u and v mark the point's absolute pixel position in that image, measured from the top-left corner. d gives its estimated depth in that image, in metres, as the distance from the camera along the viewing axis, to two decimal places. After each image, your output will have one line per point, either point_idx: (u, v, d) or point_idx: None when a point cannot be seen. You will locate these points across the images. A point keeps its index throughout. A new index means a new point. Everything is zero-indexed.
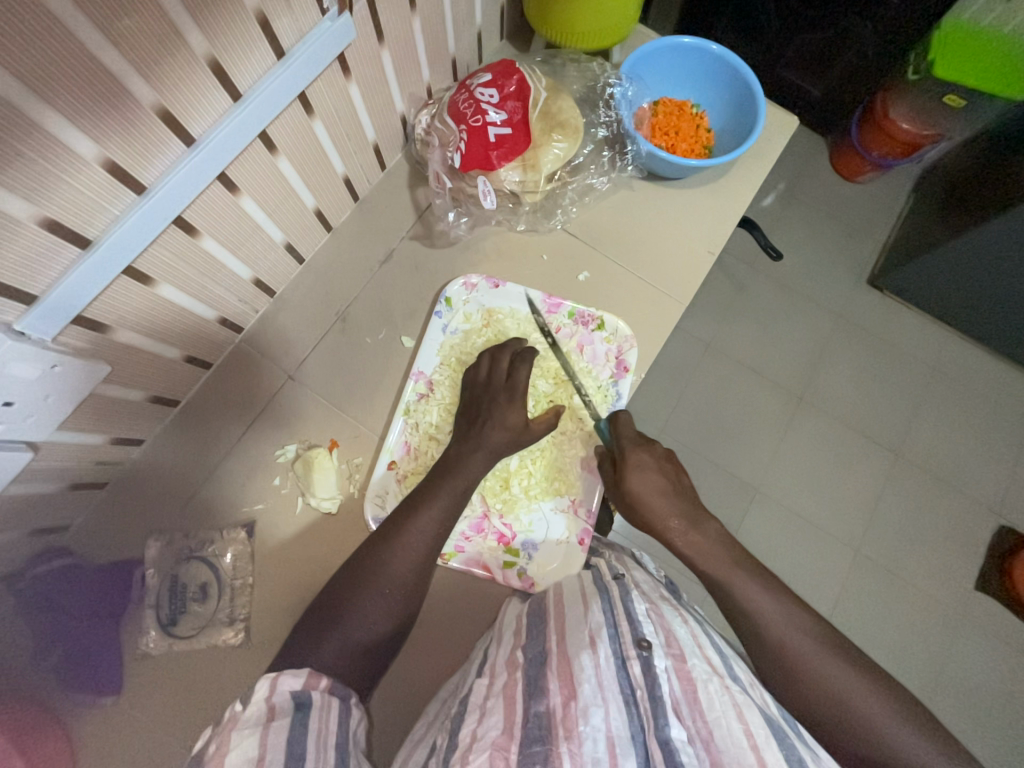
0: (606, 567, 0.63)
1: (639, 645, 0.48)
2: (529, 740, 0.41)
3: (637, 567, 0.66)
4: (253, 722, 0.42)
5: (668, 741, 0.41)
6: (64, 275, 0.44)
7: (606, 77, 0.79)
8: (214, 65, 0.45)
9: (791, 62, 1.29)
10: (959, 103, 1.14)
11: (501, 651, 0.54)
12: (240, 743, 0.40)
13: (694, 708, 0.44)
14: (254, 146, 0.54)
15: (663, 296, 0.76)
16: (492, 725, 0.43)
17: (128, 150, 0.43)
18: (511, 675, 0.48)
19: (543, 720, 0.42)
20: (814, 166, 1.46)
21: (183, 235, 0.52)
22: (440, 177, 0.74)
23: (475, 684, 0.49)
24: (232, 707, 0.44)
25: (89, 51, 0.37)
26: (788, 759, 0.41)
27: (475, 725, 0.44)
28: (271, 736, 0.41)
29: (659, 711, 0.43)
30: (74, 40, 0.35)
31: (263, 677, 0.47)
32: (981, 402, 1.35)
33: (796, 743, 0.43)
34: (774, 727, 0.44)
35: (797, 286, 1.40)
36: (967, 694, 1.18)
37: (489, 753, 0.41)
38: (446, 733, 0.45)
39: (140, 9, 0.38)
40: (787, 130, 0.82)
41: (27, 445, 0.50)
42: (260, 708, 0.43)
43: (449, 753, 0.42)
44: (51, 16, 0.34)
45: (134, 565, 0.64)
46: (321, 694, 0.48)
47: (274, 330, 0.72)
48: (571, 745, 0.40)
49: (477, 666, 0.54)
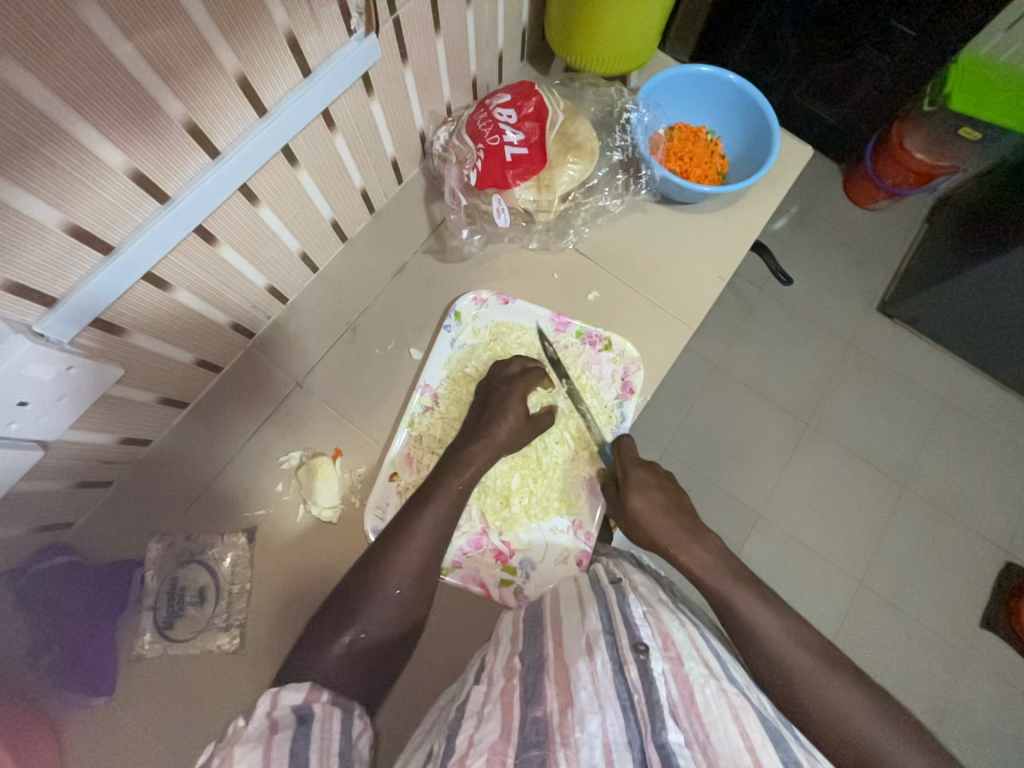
0: (603, 572, 0.62)
1: (636, 649, 0.48)
2: (526, 744, 0.41)
3: (636, 569, 0.65)
4: (256, 736, 0.40)
5: (665, 745, 0.41)
6: (85, 279, 0.45)
7: (623, 101, 0.80)
8: (242, 82, 0.46)
9: (808, 90, 1.30)
10: (974, 134, 1.15)
11: (497, 658, 0.53)
12: (247, 755, 0.38)
13: (691, 711, 0.43)
14: (277, 159, 0.55)
15: (672, 319, 0.76)
16: (489, 731, 0.43)
17: (154, 160, 0.44)
18: (508, 682, 0.47)
19: (540, 726, 0.42)
20: (828, 192, 1.47)
21: (203, 242, 0.53)
22: (456, 194, 0.75)
23: (471, 692, 0.48)
24: (235, 722, 0.42)
25: (121, 64, 0.38)
26: (785, 761, 0.40)
27: (473, 730, 0.43)
28: (276, 747, 0.40)
29: (656, 715, 0.43)
30: (108, 55, 0.37)
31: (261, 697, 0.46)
32: (990, 434, 1.33)
33: (792, 746, 0.42)
34: (771, 729, 0.43)
35: (807, 310, 1.40)
36: (972, 734, 1.15)
37: (485, 758, 0.40)
38: (443, 739, 0.44)
39: (170, 23, 0.39)
40: (800, 159, 0.82)
41: (38, 444, 0.51)
42: (264, 723, 0.42)
43: (447, 758, 0.42)
44: (86, 28, 0.35)
45: (134, 566, 0.64)
46: (323, 706, 0.47)
47: (285, 337, 0.72)
48: (568, 751, 0.40)
49: (474, 672, 0.53)
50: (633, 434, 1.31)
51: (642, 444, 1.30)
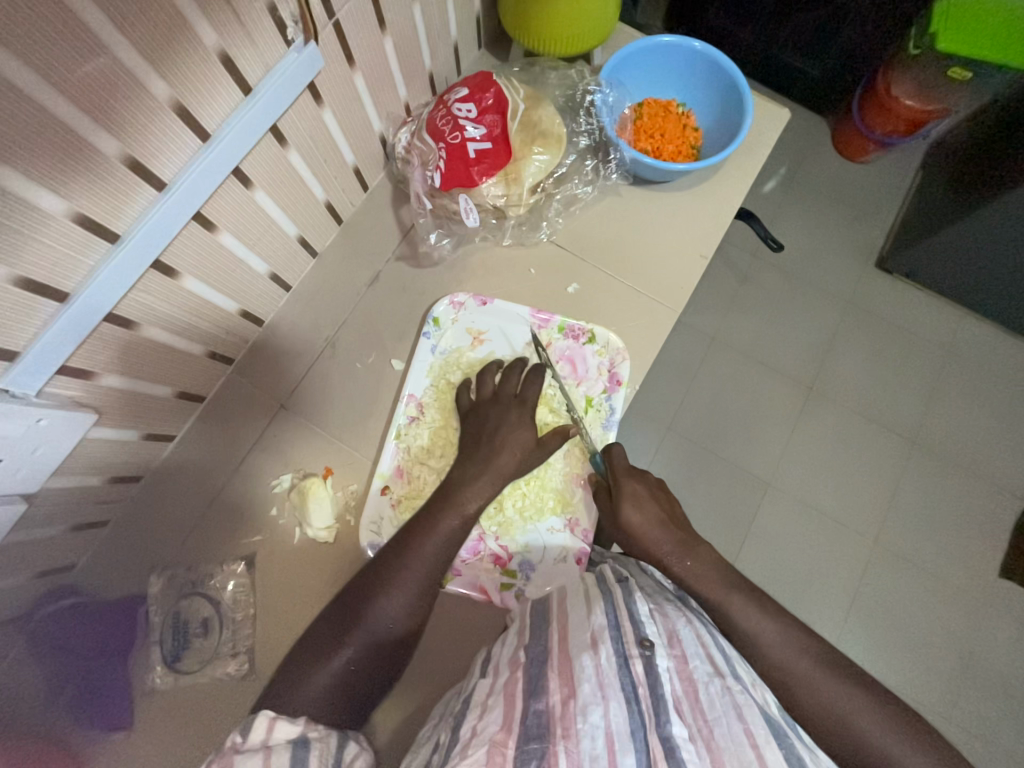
0: (611, 570, 0.62)
1: (642, 644, 0.48)
2: (527, 736, 0.40)
3: (640, 569, 0.63)
4: (253, 750, 0.41)
5: (669, 738, 0.41)
6: (44, 329, 0.44)
7: (585, 83, 0.77)
8: (179, 109, 0.45)
9: (786, 43, 1.26)
10: (964, 76, 1.11)
11: (504, 651, 0.53)
12: (243, 764, 0.39)
13: (696, 708, 0.44)
14: (230, 183, 0.54)
15: (655, 305, 0.75)
16: (492, 721, 0.42)
17: (97, 201, 0.43)
18: (512, 674, 0.47)
19: (543, 718, 0.41)
20: (815, 149, 1.42)
21: (163, 277, 0.52)
22: (421, 197, 0.73)
23: (477, 683, 0.49)
24: (232, 738, 0.43)
25: (44, 108, 0.36)
26: (789, 758, 0.41)
27: (476, 720, 0.43)
28: (272, 766, 0.39)
29: (660, 709, 0.42)
30: (26, 99, 0.35)
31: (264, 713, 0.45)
32: (998, 384, 1.31)
33: (796, 745, 0.43)
34: (774, 726, 0.43)
35: (801, 274, 1.37)
36: (994, 687, 1.15)
37: (486, 748, 0.40)
38: (448, 729, 0.45)
39: (89, 58, 0.37)
40: (776, 124, 0.79)
41: (23, 496, 0.51)
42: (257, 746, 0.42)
43: (451, 748, 0.41)
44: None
45: (138, 602, 0.65)
46: (320, 738, 0.45)
47: (265, 358, 0.72)
48: (568, 742, 0.39)
49: (480, 664, 0.53)
50: (632, 417, 1.30)
51: (643, 427, 1.29)
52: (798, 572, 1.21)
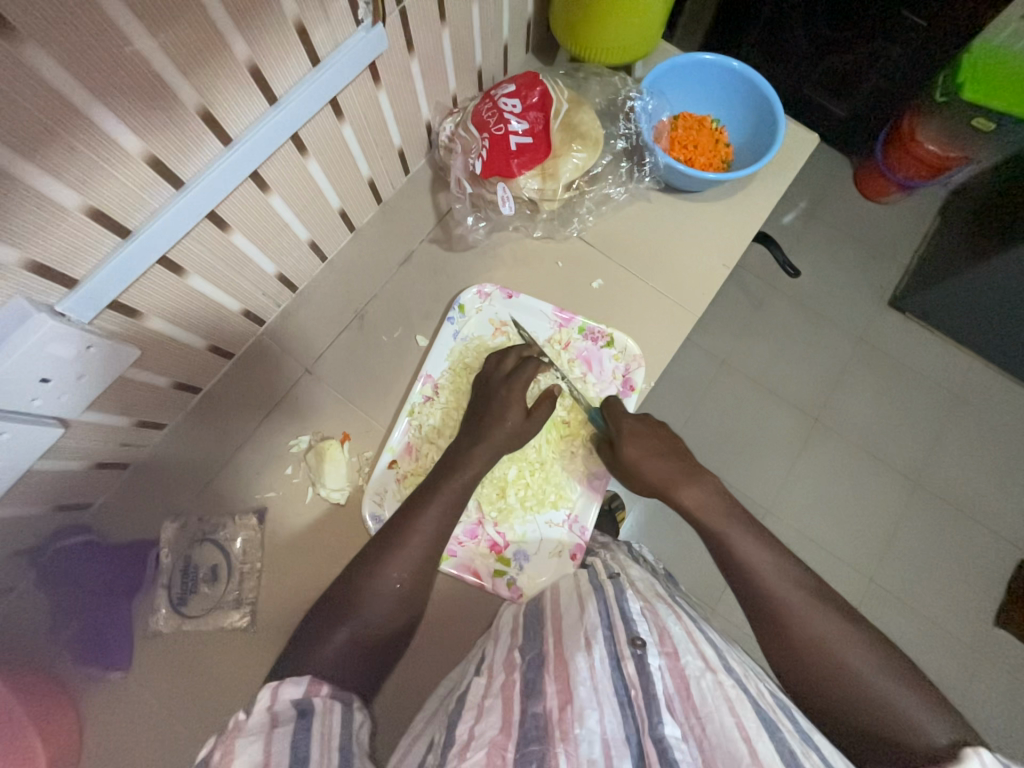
0: (601, 565, 0.64)
1: (633, 643, 0.48)
2: (526, 739, 0.40)
3: (633, 564, 0.66)
4: (256, 729, 0.40)
5: (662, 738, 0.40)
6: (104, 261, 0.47)
7: (628, 90, 0.80)
8: (253, 70, 0.48)
9: (817, 81, 1.30)
10: (988, 126, 1.12)
11: (499, 651, 0.53)
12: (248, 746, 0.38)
13: (688, 704, 0.43)
14: (286, 147, 0.57)
15: (676, 306, 0.77)
16: (490, 724, 0.42)
17: (169, 146, 0.46)
18: (511, 675, 0.48)
19: (540, 721, 0.41)
20: (838, 184, 1.46)
21: (215, 229, 0.55)
22: (461, 183, 0.76)
23: (473, 683, 0.49)
24: (236, 716, 0.42)
25: (142, 57, 0.39)
26: (780, 751, 0.39)
27: (473, 724, 0.42)
28: (276, 741, 0.39)
29: (652, 709, 0.43)
30: (131, 48, 0.38)
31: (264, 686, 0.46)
32: (1005, 430, 1.31)
33: (788, 738, 0.41)
34: (765, 718, 0.42)
35: (816, 303, 1.39)
36: (985, 734, 1.13)
37: (486, 750, 0.39)
38: (448, 725, 0.44)
39: (189, 19, 0.40)
40: (805, 147, 0.82)
41: (58, 421, 0.52)
42: (259, 723, 0.41)
43: (446, 751, 0.41)
44: (111, 22, 0.36)
45: (150, 546, 0.66)
46: (322, 700, 0.47)
47: (295, 325, 0.74)
48: (567, 745, 0.39)
49: (476, 664, 0.54)
50: None
51: None
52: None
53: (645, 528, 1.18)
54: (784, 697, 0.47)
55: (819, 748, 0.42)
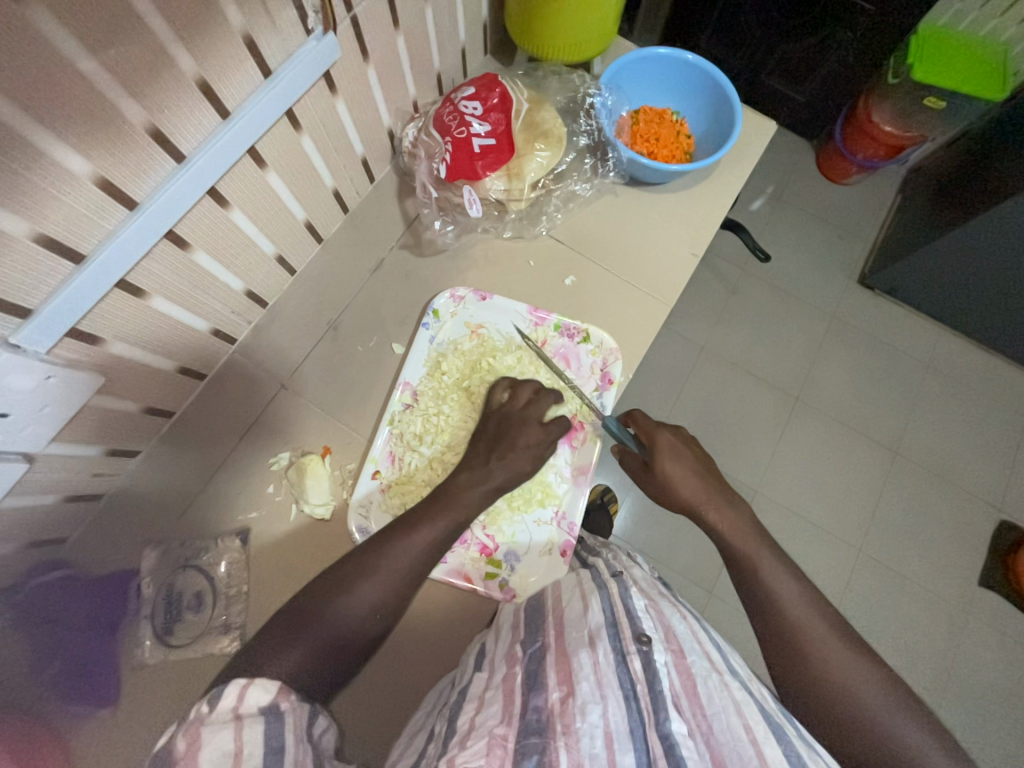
0: (603, 566, 0.62)
1: (639, 640, 0.48)
2: (526, 731, 0.40)
3: (634, 564, 0.65)
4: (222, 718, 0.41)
5: (669, 735, 0.40)
6: (59, 288, 0.45)
7: (586, 87, 0.81)
8: (203, 86, 0.47)
9: (774, 70, 1.33)
10: (940, 104, 1.18)
11: (498, 646, 0.53)
12: (213, 740, 0.40)
13: (696, 702, 0.44)
14: (244, 160, 0.56)
15: (649, 298, 0.78)
16: (491, 715, 0.42)
17: (120, 166, 0.45)
18: (510, 669, 0.47)
19: (542, 715, 0.41)
20: (801, 169, 1.49)
21: (175, 247, 0.54)
22: (427, 187, 0.76)
23: (475, 675, 0.48)
24: (200, 705, 0.42)
25: (84, 77, 0.39)
26: (788, 755, 0.40)
27: (474, 714, 0.43)
28: (248, 732, 0.41)
29: (659, 705, 0.42)
30: (72, 69, 0.38)
31: (237, 679, 0.45)
32: (975, 397, 1.36)
33: (795, 740, 0.43)
34: (771, 721, 0.43)
35: (788, 287, 1.42)
36: (976, 693, 1.17)
37: (486, 741, 0.39)
38: (445, 722, 0.44)
39: (135, 37, 0.40)
40: (764, 134, 0.84)
41: (22, 457, 0.51)
42: (227, 715, 0.42)
43: (448, 739, 0.41)
44: (47, 41, 0.35)
45: (130, 577, 0.64)
46: (294, 701, 0.46)
47: (267, 341, 0.73)
48: (568, 740, 0.39)
49: (475, 660, 0.53)
50: None
51: None
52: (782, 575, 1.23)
53: (638, 520, 1.19)
54: (783, 707, 0.47)
55: (823, 758, 0.44)
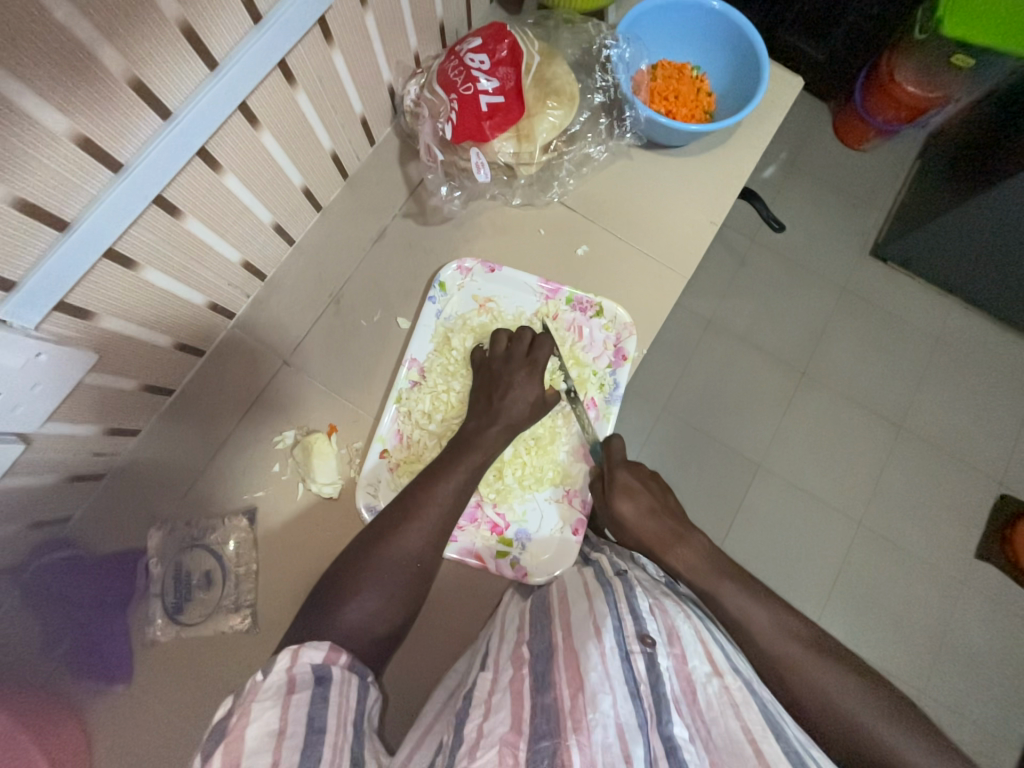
0: (607, 562, 0.62)
1: (643, 640, 0.47)
2: (537, 736, 0.39)
3: (637, 564, 0.63)
4: (273, 692, 0.42)
5: (671, 738, 0.40)
6: (43, 258, 0.42)
7: (602, 38, 0.75)
8: (188, 32, 0.43)
9: (795, 24, 1.25)
10: (966, 64, 1.10)
11: (504, 647, 0.52)
12: (261, 715, 0.40)
13: (694, 707, 0.43)
14: (235, 118, 0.51)
15: (665, 270, 0.74)
16: (500, 721, 0.41)
17: (101, 124, 0.41)
18: (517, 671, 0.46)
19: (551, 713, 0.41)
20: (819, 132, 1.42)
21: (165, 214, 0.50)
22: (432, 151, 0.71)
23: (478, 680, 0.48)
24: (254, 676, 0.44)
25: (64, 28, 0.35)
26: (787, 752, 0.40)
27: (481, 721, 0.42)
28: (292, 710, 0.41)
29: (661, 707, 0.42)
30: (46, 14, 0.34)
31: (283, 649, 0.48)
32: (985, 371, 1.34)
33: (794, 740, 0.42)
34: (771, 720, 0.43)
35: (800, 258, 1.37)
36: (969, 661, 1.20)
37: (497, 749, 0.39)
38: (451, 731, 0.44)
39: None
40: (789, 91, 0.79)
41: (19, 436, 0.49)
42: (279, 686, 0.43)
43: (456, 751, 0.40)
44: None
45: (137, 555, 0.63)
46: (341, 669, 0.48)
47: (267, 315, 0.70)
48: (580, 736, 0.39)
49: (479, 661, 0.53)
50: (630, 396, 1.30)
51: (642, 406, 1.30)
52: (772, 567, 1.23)
53: None
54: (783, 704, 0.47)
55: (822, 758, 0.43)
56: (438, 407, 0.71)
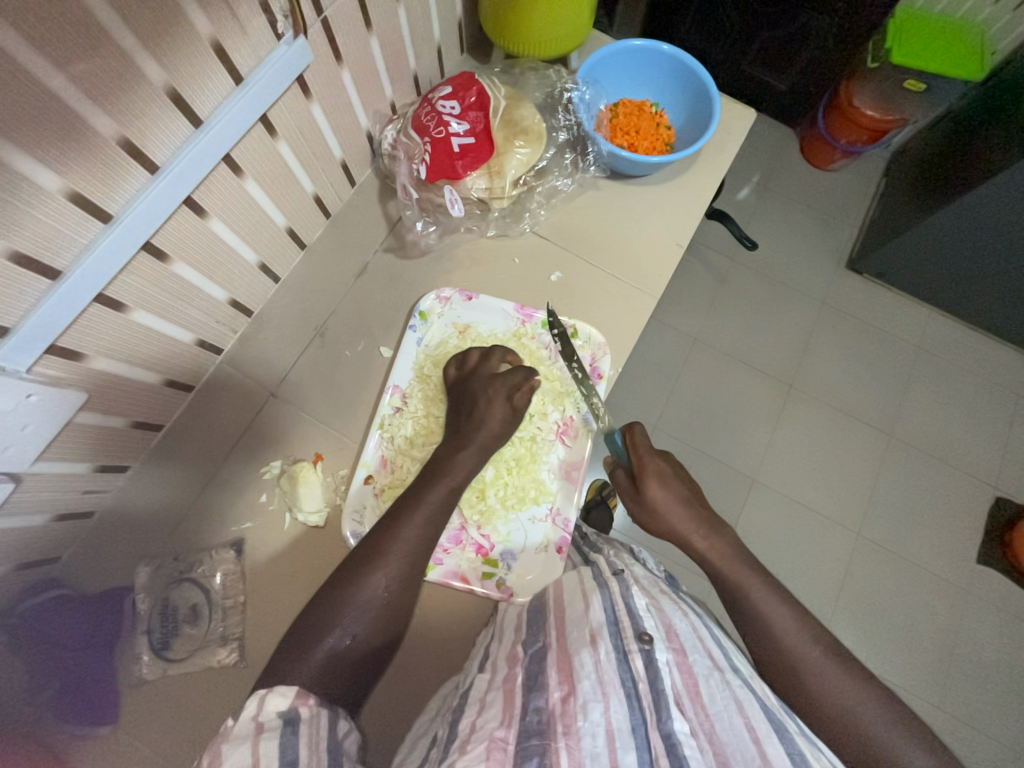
0: (604, 563, 0.62)
1: (641, 639, 0.47)
2: (527, 733, 0.40)
3: (635, 563, 0.64)
4: (243, 734, 0.42)
5: (670, 734, 0.40)
6: (36, 306, 0.45)
7: (563, 82, 0.81)
8: (173, 94, 0.47)
9: (755, 59, 1.34)
10: (919, 87, 1.21)
11: (501, 648, 0.53)
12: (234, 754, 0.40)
13: (697, 701, 0.44)
14: (219, 169, 0.55)
15: (635, 292, 0.78)
16: (491, 718, 0.42)
17: (93, 181, 0.44)
18: (511, 670, 0.47)
19: (543, 715, 0.41)
20: (785, 156, 1.49)
21: (153, 260, 0.53)
22: (407, 190, 0.75)
23: (476, 679, 0.48)
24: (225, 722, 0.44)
25: (56, 95, 0.39)
26: (790, 753, 0.41)
27: (475, 717, 0.42)
28: (264, 744, 0.41)
29: (661, 705, 0.42)
30: (42, 87, 0.38)
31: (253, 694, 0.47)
32: (967, 376, 1.37)
33: (796, 736, 0.43)
34: (774, 719, 0.43)
35: (777, 275, 1.42)
36: (979, 672, 1.18)
37: (486, 744, 0.39)
38: (449, 724, 0.44)
39: (101, 51, 0.40)
40: (743, 122, 0.84)
41: (10, 476, 0.50)
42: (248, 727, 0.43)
43: (449, 744, 0.41)
44: (20, 68, 0.36)
45: (124, 592, 0.64)
46: (310, 706, 0.47)
47: (255, 349, 0.72)
48: (569, 740, 0.39)
49: (479, 662, 0.53)
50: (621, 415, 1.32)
51: None
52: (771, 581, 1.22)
53: None
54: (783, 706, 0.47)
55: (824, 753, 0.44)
56: (423, 433, 0.73)
